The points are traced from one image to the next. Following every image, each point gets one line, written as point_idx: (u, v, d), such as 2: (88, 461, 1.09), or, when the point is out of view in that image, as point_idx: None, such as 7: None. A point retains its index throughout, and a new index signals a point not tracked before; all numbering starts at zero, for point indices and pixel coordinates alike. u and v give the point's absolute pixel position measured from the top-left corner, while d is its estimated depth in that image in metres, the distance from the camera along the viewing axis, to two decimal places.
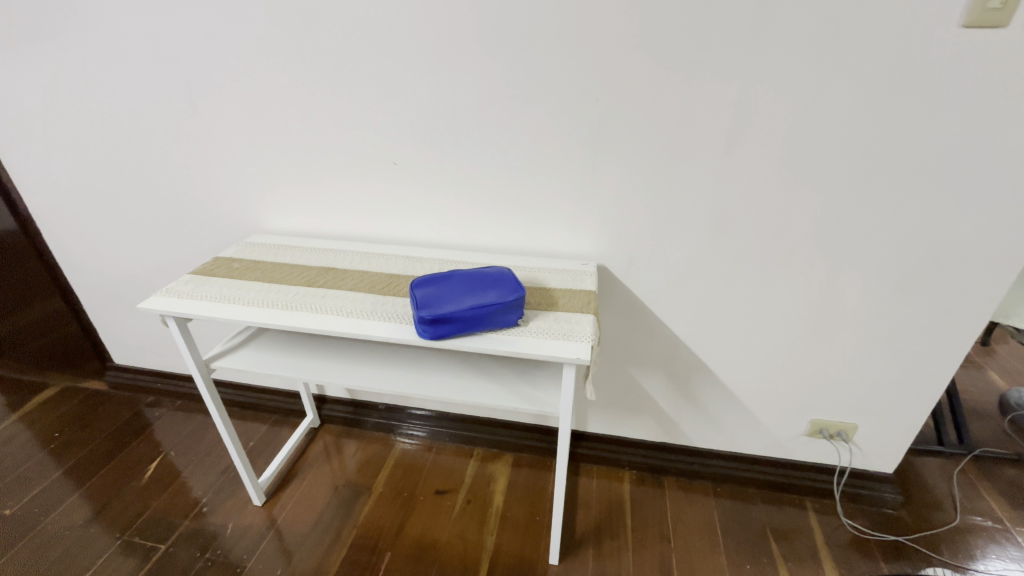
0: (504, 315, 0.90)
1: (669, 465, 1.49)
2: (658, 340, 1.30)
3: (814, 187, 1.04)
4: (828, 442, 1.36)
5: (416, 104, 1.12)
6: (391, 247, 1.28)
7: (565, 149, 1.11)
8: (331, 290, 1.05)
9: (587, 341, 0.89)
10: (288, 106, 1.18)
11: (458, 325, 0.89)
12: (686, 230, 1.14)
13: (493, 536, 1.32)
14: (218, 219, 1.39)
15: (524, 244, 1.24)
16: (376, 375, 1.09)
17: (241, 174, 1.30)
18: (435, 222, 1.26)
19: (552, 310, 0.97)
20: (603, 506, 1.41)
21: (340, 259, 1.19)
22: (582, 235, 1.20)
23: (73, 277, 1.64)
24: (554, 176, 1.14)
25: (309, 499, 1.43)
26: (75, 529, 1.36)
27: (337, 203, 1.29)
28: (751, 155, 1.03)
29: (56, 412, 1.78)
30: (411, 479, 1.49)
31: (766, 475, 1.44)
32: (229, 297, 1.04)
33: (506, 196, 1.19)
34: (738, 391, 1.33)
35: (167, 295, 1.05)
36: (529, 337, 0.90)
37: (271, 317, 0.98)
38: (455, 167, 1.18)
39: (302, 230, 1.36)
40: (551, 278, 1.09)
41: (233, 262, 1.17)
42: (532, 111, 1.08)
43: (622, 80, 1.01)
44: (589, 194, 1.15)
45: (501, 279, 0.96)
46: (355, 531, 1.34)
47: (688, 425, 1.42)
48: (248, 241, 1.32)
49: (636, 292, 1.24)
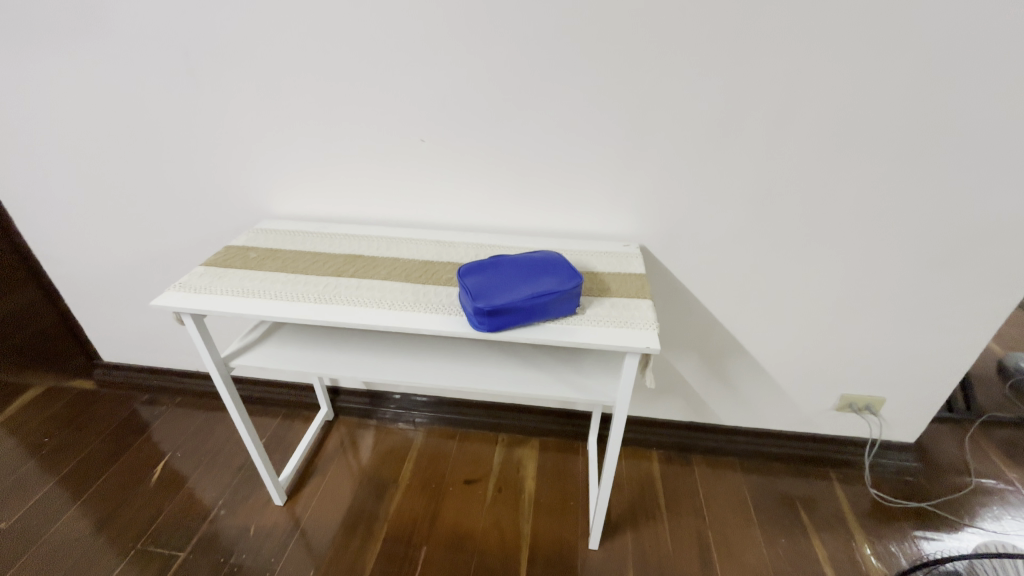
0: (563, 304, 0.84)
1: (696, 444, 1.49)
2: (694, 323, 1.27)
3: (871, 163, 1.00)
4: (857, 416, 1.37)
5: (443, 76, 1.02)
6: (415, 232, 1.20)
7: (609, 123, 1.03)
8: (364, 280, 0.97)
9: (651, 328, 0.84)
10: (297, 76, 1.06)
11: (516, 316, 0.82)
12: (730, 209, 1.10)
13: (530, 522, 1.30)
14: (219, 204, 1.28)
15: (558, 226, 1.18)
16: (416, 368, 1.03)
17: (246, 153, 1.19)
18: (461, 204, 1.19)
19: (606, 296, 0.92)
20: (635, 487, 1.40)
21: (365, 245, 1.11)
22: (621, 217, 1.14)
23: (52, 268, 1.50)
24: (596, 153, 1.07)
25: (333, 496, 1.38)
26: (82, 542, 1.27)
27: (355, 185, 1.20)
28: (807, 130, 0.98)
29: (43, 415, 1.65)
30: (437, 468, 1.45)
31: (792, 448, 1.45)
32: (255, 291, 0.94)
33: (541, 175, 1.12)
34: (771, 370, 1.32)
35: (182, 290, 0.95)
36: (589, 326, 0.84)
37: (305, 312, 0.89)
38: (488, 144, 1.09)
39: (314, 215, 1.27)
40: (596, 261, 1.04)
41: (249, 251, 1.07)
42: (574, 81, 0.99)
43: (675, 48, 0.93)
44: (631, 171, 1.08)
45: (554, 265, 0.89)
46: (386, 526, 1.30)
47: (718, 405, 1.42)
48: (259, 226, 1.21)
49: (675, 273, 1.20)
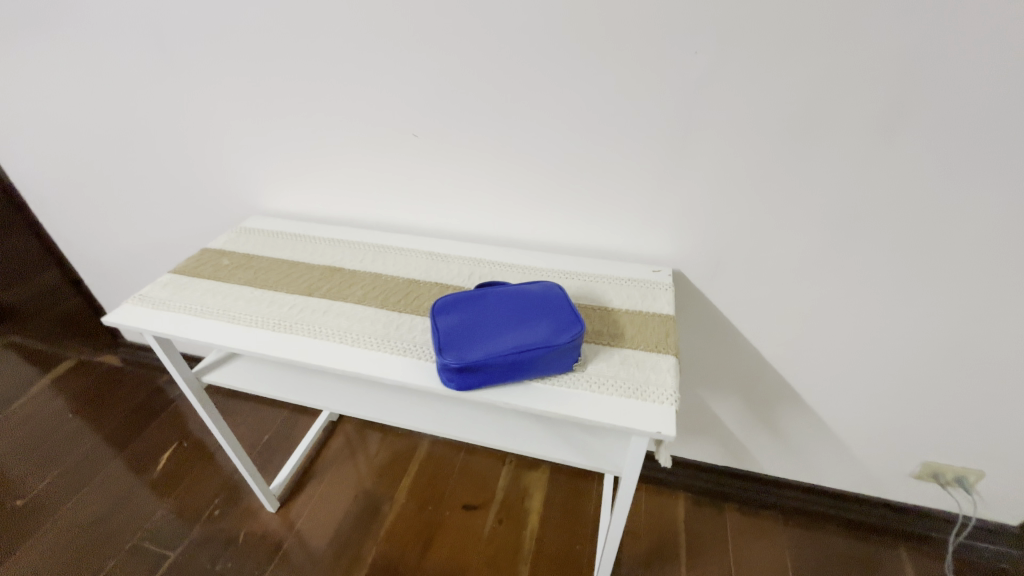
0: (555, 360, 0.66)
1: (732, 491, 1.28)
2: (739, 362, 1.04)
3: (1011, 185, 0.71)
4: (941, 488, 1.11)
5: (434, 60, 0.83)
6: (410, 238, 1.05)
7: (644, 119, 0.80)
8: (334, 303, 0.84)
9: (668, 402, 0.65)
10: (275, 57, 0.91)
11: (493, 373, 0.66)
12: (795, 233, 0.84)
13: (528, 567, 1.17)
14: (212, 195, 1.19)
15: (575, 241, 0.98)
16: (394, 404, 0.89)
17: (232, 143, 1.07)
18: (462, 210, 1.01)
19: (616, 347, 0.73)
20: (654, 535, 1.22)
21: (348, 255, 0.97)
22: (653, 235, 0.92)
23: (69, 250, 1.49)
24: (625, 155, 0.84)
25: (328, 507, 1.31)
26: (85, 529, 1.29)
27: (346, 182, 1.05)
28: (924, 137, 0.70)
29: (74, 388, 1.70)
30: (438, 487, 1.35)
31: (852, 512, 1.21)
32: (213, 310, 0.84)
33: (555, 182, 0.91)
34: (833, 424, 1.08)
35: (141, 303, 0.86)
36: (586, 392, 0.66)
37: (259, 342, 0.77)
38: (492, 141, 0.90)
39: (306, 212, 1.14)
40: (614, 293, 0.84)
41: (223, 257, 0.96)
42: (597, 66, 0.77)
43: (733, 24, 0.68)
44: (670, 180, 0.85)
45: (552, 306, 0.71)
46: (375, 551, 1.22)
47: (762, 453, 1.19)
48: (246, 224, 1.10)
49: (718, 304, 0.97)
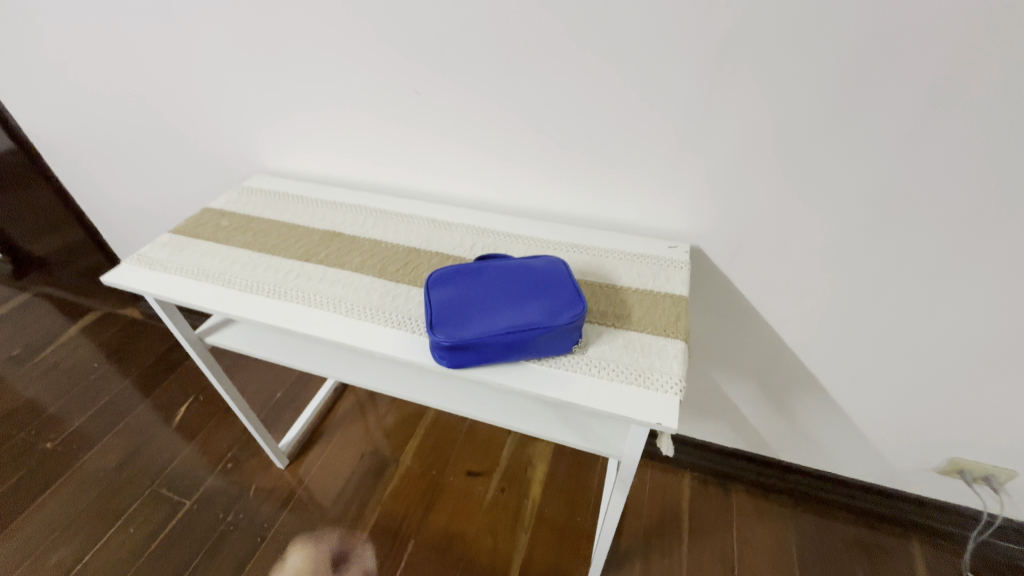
0: (553, 341, 0.63)
1: (740, 473, 1.25)
2: (757, 345, 0.98)
3: None
4: (967, 485, 1.04)
5: (436, 9, 0.75)
6: (413, 203, 1.00)
7: (668, 78, 0.71)
8: (331, 270, 0.81)
9: (671, 391, 0.60)
10: (269, 4, 0.84)
11: (487, 352, 0.62)
12: (828, 212, 0.76)
13: (527, 536, 1.18)
14: (216, 152, 1.15)
15: (586, 212, 0.92)
16: (392, 375, 0.87)
17: (231, 98, 1.02)
18: (468, 174, 0.95)
19: (621, 330, 0.68)
20: (656, 513, 1.21)
21: (349, 219, 0.93)
22: (670, 208, 0.85)
23: (85, 205, 1.50)
24: (645, 119, 0.76)
25: (335, 466, 1.34)
26: (108, 474, 1.35)
27: (347, 143, 0.99)
28: (994, 105, 0.61)
29: (98, 338, 1.76)
30: (442, 453, 1.35)
31: (866, 502, 1.16)
32: (210, 272, 0.82)
33: (566, 147, 0.84)
34: (853, 414, 1.02)
35: (139, 263, 0.84)
36: (584, 377, 0.62)
37: (253, 308, 0.76)
38: (499, 102, 0.82)
39: (308, 173, 1.09)
40: (624, 270, 0.78)
41: (223, 218, 0.94)
42: (615, 18, 0.68)
43: None
44: (692, 148, 0.77)
45: (553, 284, 0.66)
46: (378, 512, 1.24)
47: (775, 438, 1.15)
48: (249, 184, 1.07)
49: (738, 284, 0.91)
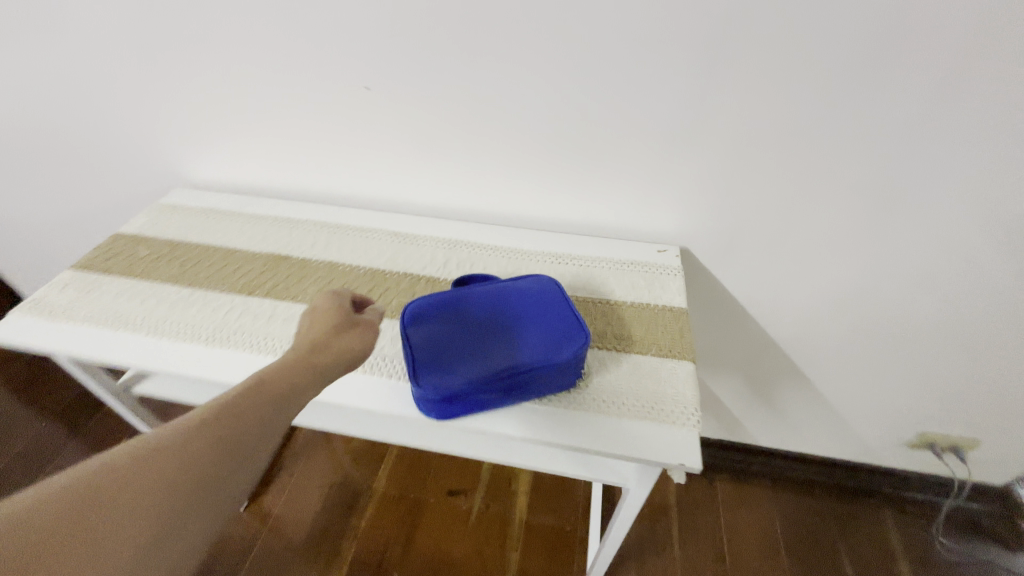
0: (554, 379, 0.55)
1: (723, 463, 1.25)
2: (740, 342, 0.96)
3: None
4: (933, 455, 1.09)
5: None
6: (369, 215, 0.88)
7: (658, 70, 0.64)
8: (282, 305, 0.69)
9: (687, 422, 0.55)
10: None
11: (480, 399, 0.54)
12: (820, 209, 0.73)
13: (518, 553, 1.13)
14: (117, 162, 0.96)
15: (565, 215, 0.84)
16: None
17: (132, 99, 0.84)
18: (430, 180, 0.84)
19: (623, 352, 0.62)
20: (646, 512, 1.19)
21: (297, 239, 0.81)
22: (657, 209, 0.79)
23: None
24: (633, 115, 0.69)
25: (300, 501, 1.22)
26: None
27: (285, 148, 0.85)
28: (996, 96, 0.58)
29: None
30: (418, 473, 1.27)
31: (840, 477, 1.20)
32: (129, 317, 0.68)
33: (542, 147, 0.75)
34: (832, 398, 1.04)
35: (34, 311, 0.69)
36: (591, 413, 0.56)
37: (188, 360, 0.63)
38: (466, 99, 0.72)
39: (240, 184, 0.94)
40: (615, 281, 0.72)
41: (141, 246, 0.79)
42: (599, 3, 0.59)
43: None
44: (682, 146, 0.71)
45: (547, 310, 0.59)
46: (355, 547, 1.14)
47: (756, 427, 1.15)
48: (169, 200, 0.91)
49: (723, 283, 0.88)
